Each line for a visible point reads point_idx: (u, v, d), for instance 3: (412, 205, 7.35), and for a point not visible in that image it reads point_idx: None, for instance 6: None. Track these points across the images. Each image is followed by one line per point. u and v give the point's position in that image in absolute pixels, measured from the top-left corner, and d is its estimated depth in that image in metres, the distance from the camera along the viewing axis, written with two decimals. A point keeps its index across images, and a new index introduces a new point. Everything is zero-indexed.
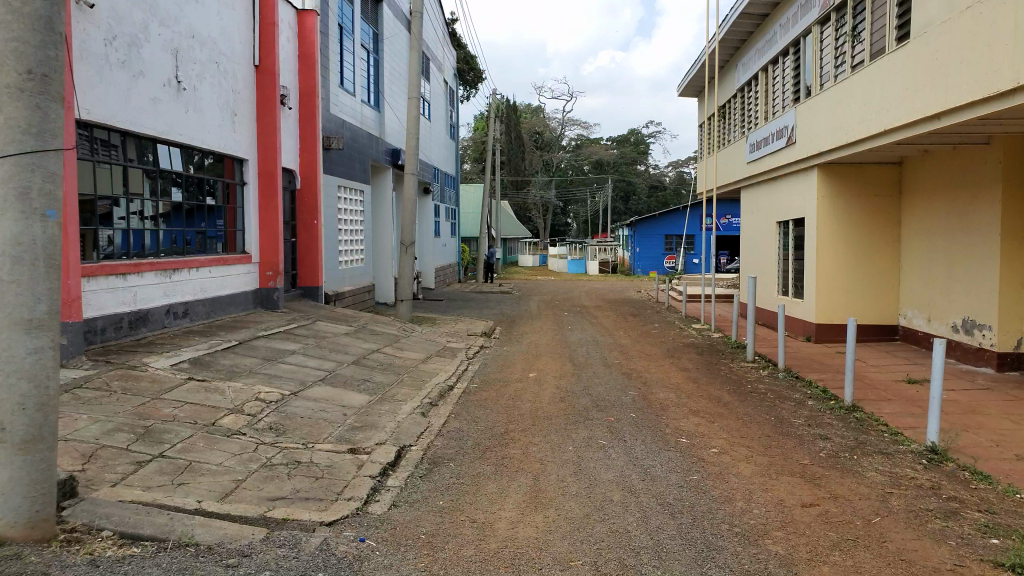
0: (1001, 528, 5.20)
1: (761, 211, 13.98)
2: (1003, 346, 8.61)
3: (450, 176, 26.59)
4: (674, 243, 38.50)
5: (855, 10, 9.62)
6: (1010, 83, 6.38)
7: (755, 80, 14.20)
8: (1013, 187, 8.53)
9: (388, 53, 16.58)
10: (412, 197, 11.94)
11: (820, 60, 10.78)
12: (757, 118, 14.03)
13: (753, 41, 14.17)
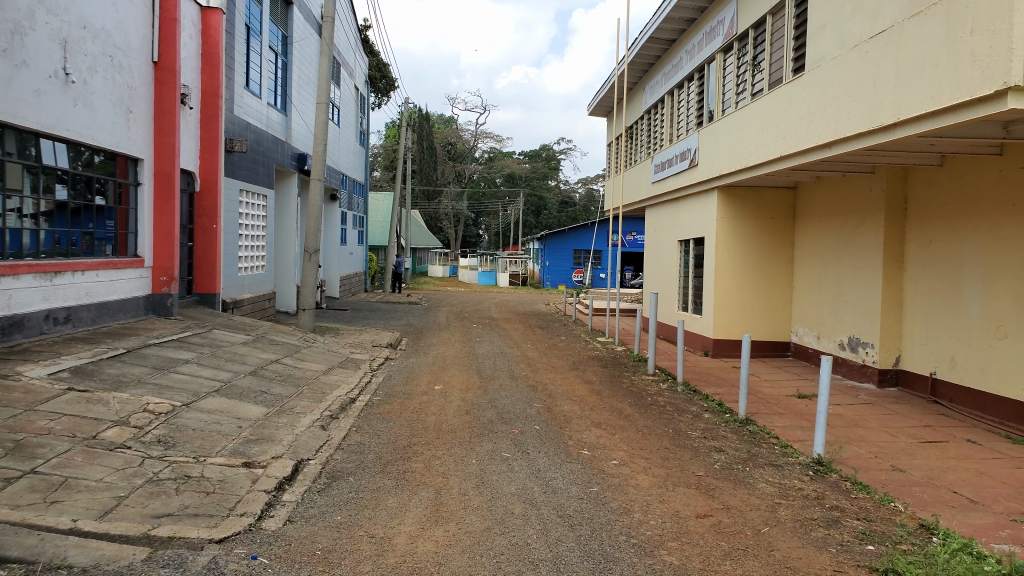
0: (876, 535, 5.52)
1: (664, 230, 14.44)
2: (884, 362, 9.19)
3: (359, 185, 26.30)
4: (583, 258, 39.27)
5: (756, 40, 10.11)
6: (893, 117, 6.86)
7: (661, 102, 14.70)
8: (894, 215, 9.13)
9: (298, 56, 16.26)
10: (318, 203, 11.68)
11: (723, 86, 11.26)
12: (662, 140, 14.50)
13: (660, 65, 14.67)
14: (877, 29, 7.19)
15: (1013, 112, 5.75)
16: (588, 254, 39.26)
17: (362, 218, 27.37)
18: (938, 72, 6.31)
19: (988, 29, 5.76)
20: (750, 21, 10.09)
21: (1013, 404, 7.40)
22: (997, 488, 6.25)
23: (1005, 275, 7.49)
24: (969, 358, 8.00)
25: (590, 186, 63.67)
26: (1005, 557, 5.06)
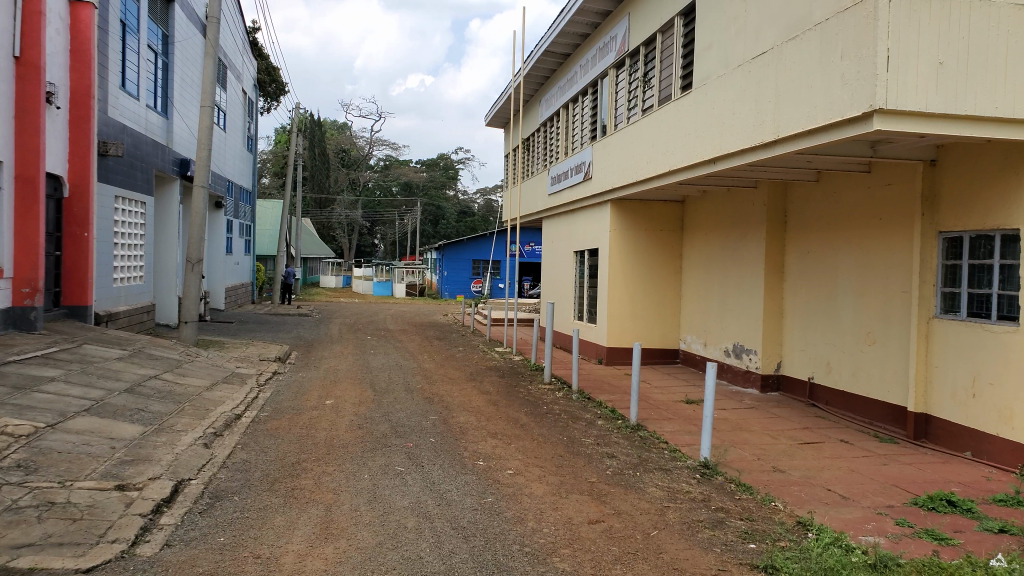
0: (758, 534, 5.78)
1: (560, 240, 14.68)
2: (766, 368, 9.67)
3: (246, 190, 25.52)
4: (481, 268, 39.46)
5: (646, 58, 10.46)
6: (773, 135, 7.23)
7: (557, 115, 14.96)
8: (775, 229, 9.63)
9: (179, 58, 15.60)
10: (200, 211, 11.24)
11: (616, 101, 11.57)
12: (558, 153, 14.76)
13: (555, 79, 14.95)
14: (758, 51, 7.58)
15: (878, 133, 6.19)
16: (486, 263, 39.36)
17: (249, 226, 26.38)
18: (813, 94, 6.71)
19: (856, 55, 6.18)
20: (641, 38, 10.42)
21: (881, 405, 7.95)
22: (866, 484, 6.67)
23: (874, 285, 8.04)
24: (842, 363, 8.53)
25: (488, 197, 63.96)
26: (872, 549, 5.44)
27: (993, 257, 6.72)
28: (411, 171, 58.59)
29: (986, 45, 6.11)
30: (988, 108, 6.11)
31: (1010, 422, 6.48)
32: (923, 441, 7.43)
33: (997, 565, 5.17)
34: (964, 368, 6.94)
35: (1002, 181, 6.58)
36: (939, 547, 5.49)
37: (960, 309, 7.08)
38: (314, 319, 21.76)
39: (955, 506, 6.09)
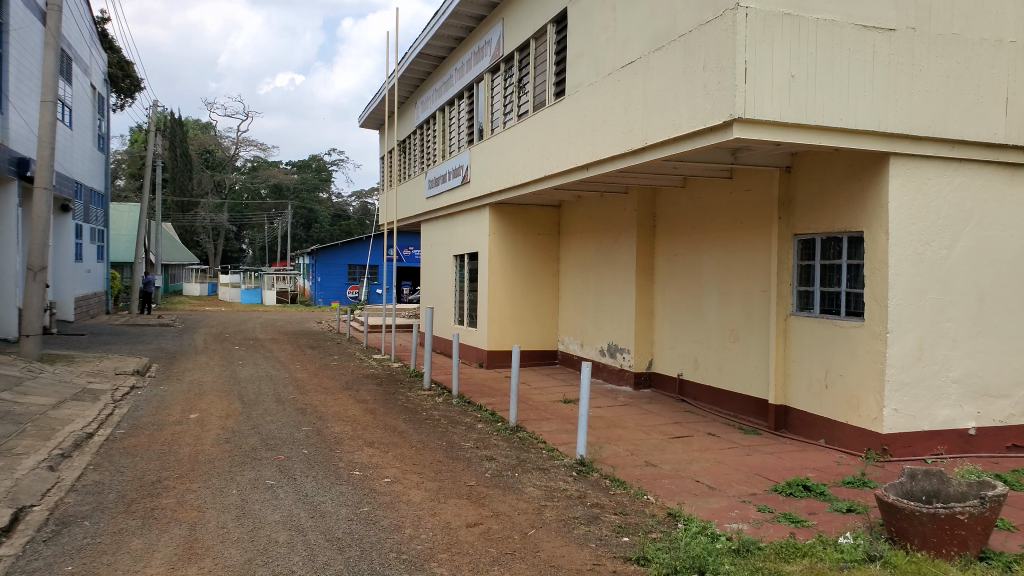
0: (631, 527, 5.99)
1: (439, 244, 14.66)
2: (638, 366, 10.04)
3: (97, 193, 23.94)
4: (358, 273, 38.76)
5: (520, 63, 10.60)
6: (642, 142, 7.50)
7: (433, 118, 14.94)
8: (646, 232, 10.01)
9: (15, 47, 14.40)
10: (42, 215, 10.42)
11: (491, 105, 11.68)
12: (435, 156, 14.72)
13: (430, 81, 14.92)
14: (627, 60, 7.84)
15: (738, 141, 6.54)
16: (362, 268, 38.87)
17: (103, 230, 24.78)
18: (678, 103, 7.01)
19: (717, 66, 6.50)
20: (515, 44, 10.56)
21: (745, 399, 8.43)
22: (731, 474, 7.04)
23: (736, 284, 8.52)
24: (709, 359, 8.98)
25: (363, 199, 62.80)
26: (736, 535, 5.76)
27: (841, 257, 7.27)
28: (281, 173, 56.84)
29: (831, 60, 6.56)
30: (833, 119, 6.54)
31: (858, 410, 7.04)
32: (783, 431, 7.93)
33: (845, 542, 5.68)
34: (818, 362, 7.46)
35: (848, 188, 7.13)
36: (795, 529, 5.89)
37: (813, 306, 7.61)
38: (178, 330, 20.57)
39: (810, 490, 6.55)
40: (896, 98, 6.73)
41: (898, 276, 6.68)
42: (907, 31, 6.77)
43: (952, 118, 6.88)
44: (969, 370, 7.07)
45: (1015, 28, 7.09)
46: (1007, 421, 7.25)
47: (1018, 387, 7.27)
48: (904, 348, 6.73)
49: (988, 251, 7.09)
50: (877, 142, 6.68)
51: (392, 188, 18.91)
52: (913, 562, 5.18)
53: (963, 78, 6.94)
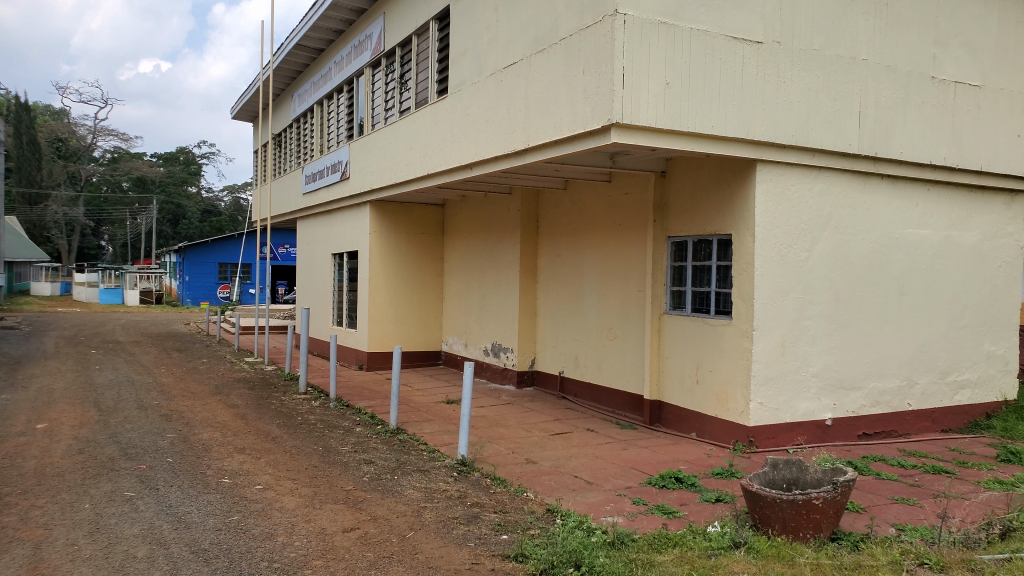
0: (510, 524, 6.04)
1: (316, 242, 14.28)
2: (521, 365, 10.15)
3: None
4: (229, 271, 37.25)
5: (402, 59, 10.47)
6: (524, 143, 7.55)
7: (311, 112, 14.52)
8: (529, 232, 10.14)
9: None
10: None
11: (372, 100, 11.48)
12: (312, 150, 14.32)
13: (308, 74, 14.50)
14: (509, 61, 7.88)
15: (616, 145, 6.71)
16: (232, 267, 37.44)
17: None
18: (559, 105, 7.11)
19: (596, 71, 6.64)
20: (396, 40, 10.43)
21: (622, 395, 8.69)
22: (608, 469, 7.24)
23: (614, 284, 8.76)
24: (588, 357, 9.20)
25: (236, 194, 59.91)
26: (611, 528, 5.92)
27: (711, 259, 7.62)
28: (145, 165, 52.46)
29: (703, 70, 6.82)
30: (704, 126, 6.81)
31: (727, 404, 7.39)
32: (657, 425, 8.23)
33: (713, 531, 5.97)
34: (690, 359, 7.78)
35: (717, 192, 7.46)
36: (667, 520, 6.13)
37: (686, 305, 7.93)
38: (23, 333, 18.88)
39: (681, 482, 6.82)
40: (762, 107, 7.08)
41: (764, 277, 7.07)
42: (773, 45, 7.14)
43: (812, 129, 7.30)
44: (826, 365, 7.56)
45: (867, 46, 7.61)
46: (859, 411, 7.82)
47: (868, 380, 7.85)
48: (768, 345, 7.13)
49: (843, 253, 7.61)
50: (745, 150, 7.02)
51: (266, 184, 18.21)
52: (773, 546, 5.55)
53: (823, 91, 7.38)
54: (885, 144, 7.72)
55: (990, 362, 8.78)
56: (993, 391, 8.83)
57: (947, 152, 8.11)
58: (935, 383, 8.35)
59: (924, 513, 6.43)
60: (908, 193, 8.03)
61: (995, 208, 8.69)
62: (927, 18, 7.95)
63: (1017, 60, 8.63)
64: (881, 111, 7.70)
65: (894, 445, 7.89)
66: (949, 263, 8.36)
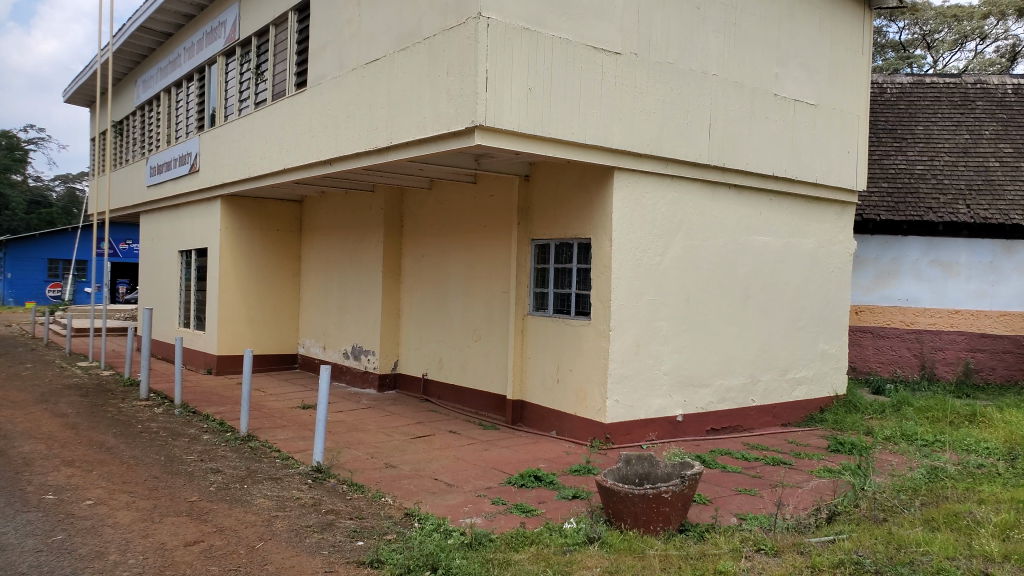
0: (366, 530, 5.93)
1: (163, 237, 13.41)
2: (382, 368, 9.99)
3: None
4: (60, 269, 34.58)
5: (258, 49, 10.06)
6: (385, 141, 7.42)
7: (157, 99, 13.66)
8: (392, 232, 10.00)
9: None
10: None
11: (226, 90, 10.95)
12: (158, 140, 13.48)
13: (155, 59, 13.65)
14: (370, 57, 7.73)
15: (479, 147, 6.72)
16: (66, 264, 34.81)
17: None
18: (422, 105, 7.03)
19: (459, 72, 6.62)
20: (252, 28, 10.01)
21: (485, 396, 8.75)
22: (468, 470, 7.25)
23: (480, 286, 8.80)
24: (452, 359, 9.21)
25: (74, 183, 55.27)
26: (469, 529, 5.93)
27: (572, 261, 7.81)
28: None
29: (565, 77, 6.96)
30: (566, 132, 6.95)
31: (585, 402, 7.58)
32: (519, 425, 8.33)
33: (569, 527, 6.11)
34: (551, 359, 7.93)
35: (578, 196, 7.65)
36: (525, 519, 6.22)
37: (548, 306, 8.10)
38: None
39: (540, 480, 6.95)
40: (620, 117, 7.32)
41: (620, 279, 7.32)
42: (631, 57, 7.40)
43: (666, 139, 7.63)
44: (677, 364, 7.93)
45: (717, 62, 8.04)
46: (707, 407, 8.27)
47: (715, 377, 8.31)
48: (624, 345, 7.39)
49: (693, 258, 8.00)
50: (604, 157, 7.23)
51: (105, 175, 16.90)
52: (625, 540, 5.77)
53: (676, 103, 7.73)
54: (733, 156, 8.19)
55: (824, 360, 9.53)
56: (826, 387, 9.61)
57: (787, 165, 8.72)
58: (775, 380, 8.96)
59: (763, 502, 6.89)
60: (753, 203, 8.57)
61: (828, 218, 9.45)
62: (770, 40, 8.50)
63: (847, 83, 9.43)
64: (729, 124, 8.16)
65: (738, 439, 8.39)
66: (789, 269, 9.00)
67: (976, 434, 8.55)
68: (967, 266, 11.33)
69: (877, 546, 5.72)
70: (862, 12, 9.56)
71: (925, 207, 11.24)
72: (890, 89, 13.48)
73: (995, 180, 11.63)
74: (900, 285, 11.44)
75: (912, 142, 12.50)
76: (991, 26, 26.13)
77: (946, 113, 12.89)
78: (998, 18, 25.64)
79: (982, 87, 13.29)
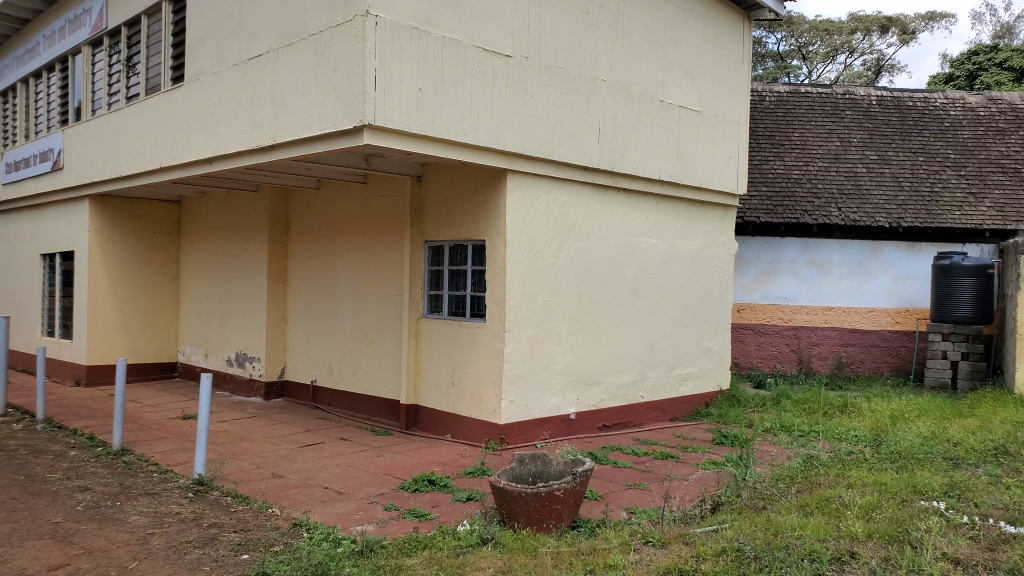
0: (251, 543, 5.70)
1: (23, 239, 12.47)
2: (268, 375, 9.68)
3: None
4: None
5: (129, 40, 9.51)
6: (270, 140, 7.16)
7: (12, 90, 12.69)
8: (277, 234, 9.71)
9: None
10: None
11: (93, 82, 10.30)
12: (15, 135, 12.54)
13: (9, 47, 12.67)
14: (252, 53, 7.44)
15: (368, 147, 6.55)
16: None
17: None
18: (308, 103, 6.81)
19: (347, 70, 6.44)
20: (122, 18, 9.47)
21: (378, 401, 8.62)
22: (360, 477, 7.12)
23: (371, 289, 8.65)
24: (342, 364, 9.03)
25: None
26: (360, 537, 5.81)
27: (467, 262, 7.81)
28: None
29: (456, 78, 6.92)
30: (457, 134, 6.91)
31: (480, 404, 7.59)
32: (413, 430, 8.27)
33: (462, 529, 6.10)
34: (446, 362, 7.90)
35: (470, 198, 7.65)
36: (418, 523, 6.17)
37: (442, 309, 8.07)
38: None
39: (434, 483, 6.90)
40: (511, 120, 7.34)
41: (515, 280, 7.36)
42: (521, 59, 7.43)
43: (557, 142, 7.72)
44: (570, 363, 8.07)
45: (606, 67, 8.21)
46: (599, 404, 8.47)
47: (607, 375, 8.52)
48: (518, 345, 7.44)
49: (585, 259, 8.16)
50: (497, 159, 7.24)
51: None
52: (518, 539, 5.82)
53: (566, 107, 7.84)
54: (622, 159, 8.40)
55: (707, 356, 9.96)
56: (710, 382, 10.05)
57: (672, 169, 9.02)
58: (662, 377, 9.27)
59: (651, 496, 7.11)
60: (640, 206, 8.82)
61: (711, 221, 9.87)
62: (656, 47, 8.75)
63: (729, 90, 9.86)
64: (618, 129, 8.36)
65: (629, 434, 8.64)
66: (675, 269, 9.32)
67: (847, 423, 9.15)
68: (839, 265, 12.10)
69: (756, 532, 6.01)
70: (741, 23, 10.01)
71: (801, 210, 11.91)
72: (769, 97, 14.20)
73: (863, 185, 12.44)
74: (778, 284, 12.16)
75: (788, 148, 13.20)
76: (859, 40, 28.88)
77: (818, 121, 13.69)
78: (865, 33, 28.61)
79: (850, 98, 14.21)
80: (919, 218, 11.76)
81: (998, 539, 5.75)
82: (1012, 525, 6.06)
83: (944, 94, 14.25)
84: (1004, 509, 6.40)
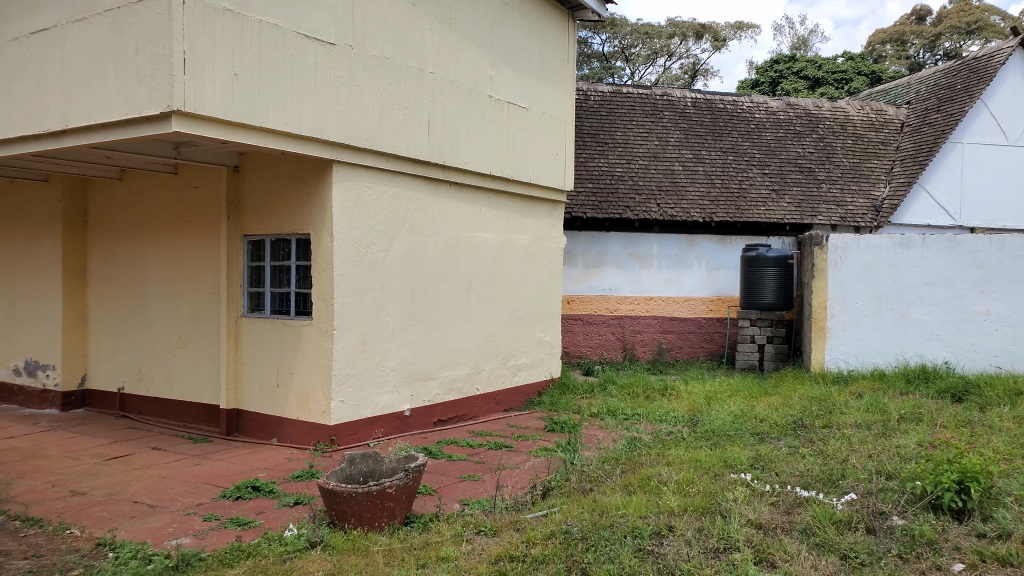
0: (44, 569, 5.15)
1: None
2: (66, 384, 8.85)
3: None
4: None
5: None
6: (60, 125, 6.47)
7: None
8: (73, 228, 8.87)
9: None
10: None
11: None
12: None
13: None
14: (36, 27, 6.69)
15: (177, 135, 6.06)
16: None
17: None
18: (104, 85, 6.21)
19: (152, 50, 5.89)
20: None
21: (195, 407, 8.14)
22: (176, 488, 6.67)
23: (184, 287, 8.11)
24: (153, 368, 8.43)
25: None
26: (174, 551, 5.42)
27: (290, 258, 7.53)
28: None
29: (275, 64, 6.57)
30: (277, 124, 6.57)
31: (308, 405, 7.34)
32: (235, 435, 7.89)
33: (289, 534, 5.86)
34: (270, 363, 7.59)
35: (291, 192, 7.37)
36: (241, 532, 5.86)
37: (265, 307, 7.75)
38: None
39: (259, 489, 6.59)
40: (336, 110, 7.10)
41: (343, 276, 7.16)
42: (344, 48, 7.20)
43: (385, 135, 7.59)
44: (404, 359, 8.01)
45: (433, 60, 8.15)
46: (434, 399, 8.49)
47: (441, 369, 8.55)
48: (349, 343, 7.26)
49: (417, 253, 8.10)
50: (320, 151, 6.98)
51: None
52: (349, 540, 5.70)
53: (395, 99, 7.71)
54: (452, 154, 8.41)
55: (539, 347, 10.28)
56: (542, 371, 10.39)
57: (502, 164, 9.18)
58: (496, 369, 9.45)
59: (484, 486, 7.20)
60: (471, 200, 8.89)
61: (541, 215, 10.17)
62: (485, 43, 8.82)
63: (556, 87, 10.16)
64: (448, 122, 8.35)
65: (464, 427, 8.73)
66: (507, 262, 9.51)
67: (667, 405, 9.79)
68: (659, 257, 12.90)
69: (583, 514, 6.27)
70: (566, 22, 10.34)
71: (624, 206, 12.56)
72: (594, 96, 14.76)
73: (682, 181, 13.29)
74: (604, 275, 12.80)
75: (612, 146, 13.84)
76: (676, 44, 30.74)
77: (640, 120, 14.46)
78: (682, 38, 30.54)
79: (668, 99, 15.09)
80: (730, 213, 12.74)
81: (794, 503, 6.35)
82: (805, 489, 6.74)
83: (751, 98, 15.49)
84: (799, 475, 7.09)
